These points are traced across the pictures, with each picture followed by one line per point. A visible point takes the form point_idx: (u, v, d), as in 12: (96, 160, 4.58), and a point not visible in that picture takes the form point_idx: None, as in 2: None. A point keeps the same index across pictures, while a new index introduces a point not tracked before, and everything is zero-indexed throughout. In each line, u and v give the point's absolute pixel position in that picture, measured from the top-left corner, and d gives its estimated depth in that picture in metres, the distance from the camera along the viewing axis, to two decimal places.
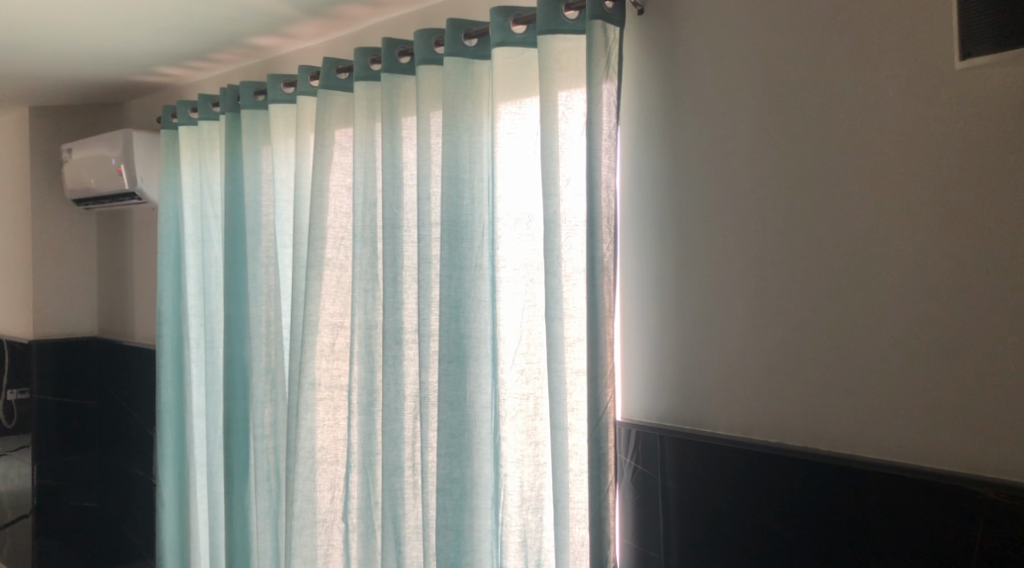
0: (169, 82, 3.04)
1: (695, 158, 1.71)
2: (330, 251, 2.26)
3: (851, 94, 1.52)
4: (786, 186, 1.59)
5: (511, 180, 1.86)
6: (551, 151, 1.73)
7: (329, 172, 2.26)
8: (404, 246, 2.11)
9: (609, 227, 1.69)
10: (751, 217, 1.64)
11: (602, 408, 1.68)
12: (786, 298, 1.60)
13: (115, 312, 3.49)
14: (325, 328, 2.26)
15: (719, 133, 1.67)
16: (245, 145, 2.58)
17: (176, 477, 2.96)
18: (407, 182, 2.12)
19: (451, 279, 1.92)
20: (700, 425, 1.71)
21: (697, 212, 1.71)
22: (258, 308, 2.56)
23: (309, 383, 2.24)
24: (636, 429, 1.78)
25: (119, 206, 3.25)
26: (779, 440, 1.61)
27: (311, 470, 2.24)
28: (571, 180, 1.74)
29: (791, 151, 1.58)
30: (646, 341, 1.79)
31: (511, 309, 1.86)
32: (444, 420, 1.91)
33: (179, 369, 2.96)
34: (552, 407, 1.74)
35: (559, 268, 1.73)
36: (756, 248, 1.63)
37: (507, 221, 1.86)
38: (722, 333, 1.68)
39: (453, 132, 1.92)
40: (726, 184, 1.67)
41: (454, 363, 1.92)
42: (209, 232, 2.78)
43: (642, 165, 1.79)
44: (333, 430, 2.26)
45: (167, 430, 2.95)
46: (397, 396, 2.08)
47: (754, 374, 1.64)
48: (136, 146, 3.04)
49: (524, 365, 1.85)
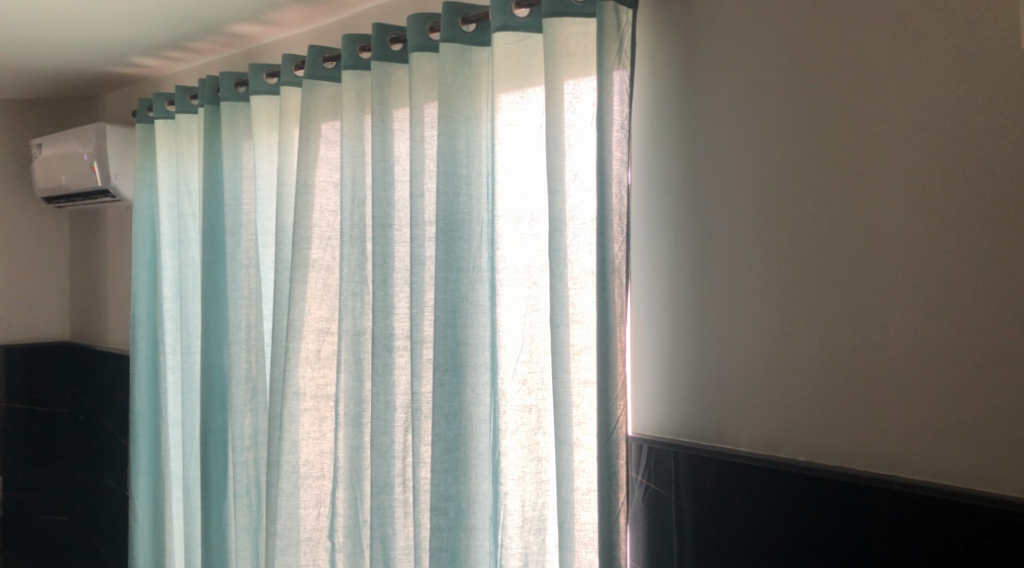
0: (146, 74, 2.89)
1: (714, 152, 1.59)
2: (315, 252, 2.12)
3: (886, 83, 1.41)
4: (817, 181, 1.48)
5: (513, 175, 1.73)
6: (557, 144, 1.61)
7: (315, 167, 2.12)
8: (395, 247, 1.97)
9: (620, 226, 1.56)
10: (775, 217, 1.52)
11: (613, 422, 1.55)
12: (816, 303, 1.48)
13: (88, 316, 3.33)
14: (310, 334, 2.11)
15: (741, 124, 1.55)
16: (225, 139, 2.43)
17: (151, 490, 2.80)
18: (399, 178, 1.98)
19: (447, 282, 1.78)
20: (718, 441, 1.59)
21: (717, 210, 1.59)
22: (238, 312, 2.41)
23: (293, 393, 2.10)
24: (648, 444, 1.65)
25: (92, 205, 3.09)
26: (808, 458, 1.49)
27: (296, 486, 2.09)
28: (579, 175, 1.61)
29: (819, 148, 1.47)
30: (659, 350, 1.67)
31: (512, 315, 1.73)
32: (439, 434, 1.77)
33: (154, 377, 2.81)
34: (557, 420, 1.61)
35: (566, 270, 1.60)
36: (782, 248, 1.52)
37: (508, 219, 1.73)
38: (744, 341, 1.56)
39: (450, 124, 1.79)
40: (748, 179, 1.55)
41: (450, 372, 1.78)
42: (186, 232, 2.63)
43: (654, 159, 1.66)
44: (319, 442, 2.12)
45: (141, 441, 2.79)
46: (387, 407, 1.94)
47: (780, 385, 1.52)
48: (109, 141, 2.88)
49: (526, 375, 1.71)
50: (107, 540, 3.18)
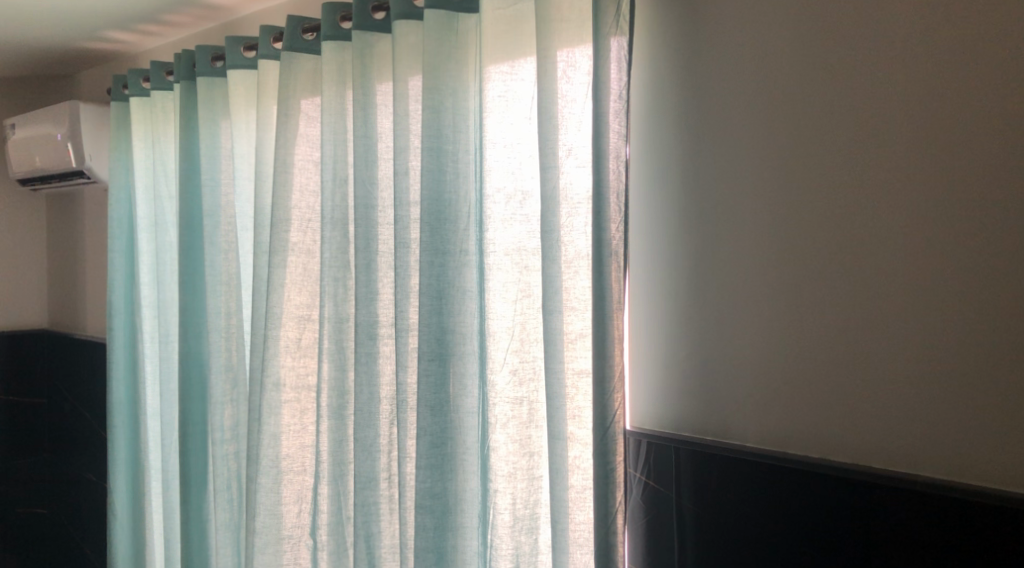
0: (121, 50, 2.76)
1: (720, 125, 1.47)
2: (295, 235, 2.01)
3: (905, 52, 1.30)
4: (830, 158, 1.37)
5: (503, 152, 1.62)
6: (550, 116, 1.50)
7: (296, 146, 2.01)
8: (379, 229, 1.86)
9: (618, 205, 1.45)
10: (784, 196, 1.41)
11: (610, 416, 1.44)
12: (829, 287, 1.38)
13: (66, 303, 3.22)
14: (290, 322, 2.00)
15: (750, 94, 1.44)
16: (202, 116, 2.31)
17: (130, 485, 2.70)
18: (382, 156, 1.87)
19: (432, 266, 1.67)
20: (722, 437, 1.48)
21: (722, 187, 1.48)
22: (216, 299, 2.30)
23: (273, 384, 1.99)
24: (647, 439, 1.55)
25: (68, 187, 2.97)
26: (821, 454, 1.38)
27: (275, 482, 1.98)
28: (574, 149, 1.50)
29: (832, 122, 1.37)
30: (659, 339, 1.56)
31: (502, 301, 1.62)
32: (424, 427, 1.67)
33: (132, 366, 2.70)
34: (550, 414, 1.50)
35: (559, 252, 1.50)
36: (793, 228, 1.41)
37: (498, 199, 1.62)
38: (750, 328, 1.45)
39: (435, 97, 1.68)
40: (757, 154, 1.44)
41: (436, 362, 1.67)
42: (162, 215, 2.51)
43: (655, 134, 1.55)
44: (301, 436, 2.01)
45: (119, 432, 2.69)
46: (371, 399, 1.83)
47: (790, 376, 1.41)
48: (83, 121, 2.76)
49: (517, 365, 1.60)
50: (88, 534, 3.07)
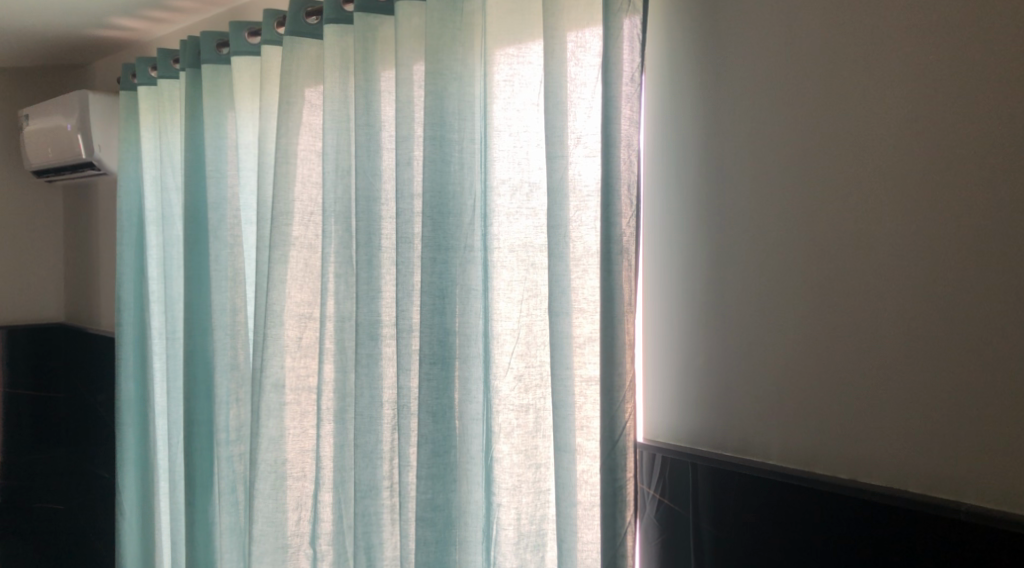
0: (131, 38, 2.69)
1: (742, 111, 1.35)
2: (298, 228, 1.92)
3: (946, 29, 1.16)
4: (863, 147, 1.23)
5: (509, 141, 1.50)
6: (558, 100, 1.38)
7: (298, 135, 1.91)
8: (382, 223, 1.76)
9: (629, 198, 1.32)
10: (811, 188, 1.28)
11: (618, 428, 1.32)
12: (862, 292, 1.24)
13: (82, 296, 3.17)
14: (292, 321, 1.91)
15: (775, 77, 1.31)
16: (206, 104, 2.22)
17: (139, 485, 2.63)
18: (385, 146, 1.76)
19: (435, 263, 1.56)
20: (742, 452, 1.35)
21: (746, 180, 1.35)
22: (222, 295, 2.22)
23: (273, 384, 1.90)
24: (661, 454, 1.43)
25: (81, 179, 2.91)
26: (851, 476, 1.25)
27: (275, 488, 1.90)
28: (583, 137, 1.38)
29: (864, 107, 1.23)
30: (675, 343, 1.43)
31: (507, 301, 1.51)
32: (425, 435, 1.57)
33: (142, 363, 2.64)
34: (556, 424, 1.39)
35: (567, 250, 1.38)
36: (821, 226, 1.27)
37: (503, 191, 1.50)
38: (774, 334, 1.32)
39: (437, 82, 1.57)
40: (782, 142, 1.31)
41: (437, 365, 1.57)
42: (169, 208, 2.44)
43: (672, 121, 1.42)
44: (302, 440, 1.92)
45: (128, 430, 2.62)
46: (372, 403, 1.73)
47: (816, 388, 1.28)
48: (93, 111, 2.70)
49: (523, 371, 1.49)
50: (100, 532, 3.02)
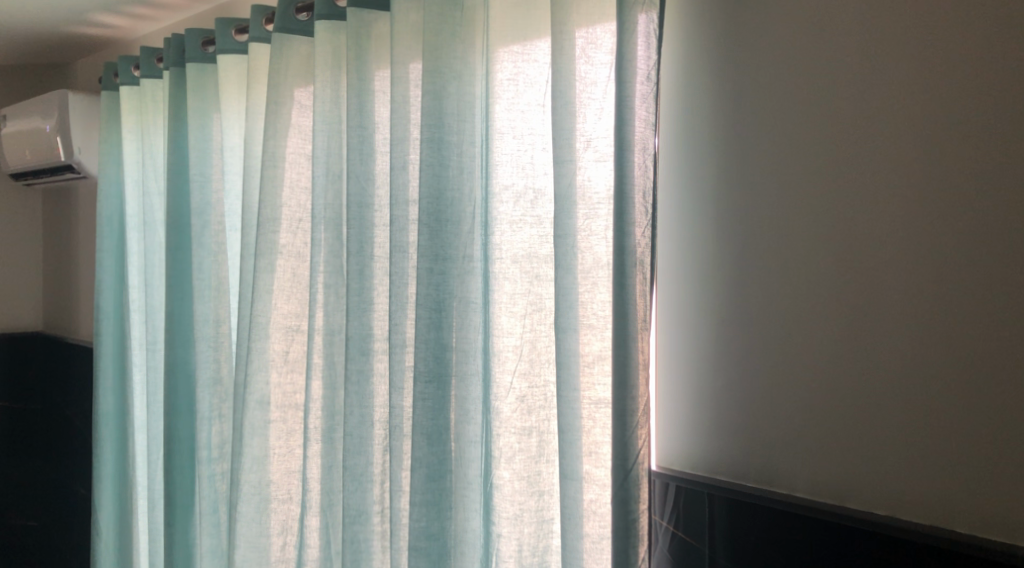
0: (113, 36, 2.59)
1: (766, 114, 1.26)
2: (285, 236, 1.81)
3: (990, 34, 1.09)
4: (897, 156, 1.15)
5: (513, 145, 1.40)
6: (566, 100, 1.28)
7: (286, 136, 1.82)
8: (374, 231, 1.65)
9: (644, 207, 1.22)
10: (843, 199, 1.19)
11: (632, 455, 1.22)
12: (900, 311, 1.15)
13: (60, 305, 3.05)
14: (277, 333, 1.81)
15: (803, 78, 1.22)
16: (190, 105, 2.12)
17: (116, 503, 2.51)
18: (379, 149, 1.66)
19: (432, 274, 1.46)
20: (764, 483, 1.26)
21: (769, 189, 1.25)
22: (205, 305, 2.11)
23: (257, 402, 1.79)
24: (675, 482, 1.33)
25: (60, 182, 2.80)
26: (889, 511, 1.15)
27: (259, 511, 1.78)
28: (594, 140, 1.28)
29: (900, 115, 1.15)
30: (691, 364, 1.33)
31: (509, 315, 1.40)
32: (419, 458, 1.46)
33: (120, 376, 2.52)
34: (563, 450, 1.28)
35: (576, 261, 1.28)
36: (854, 239, 1.18)
37: (506, 198, 1.41)
38: (800, 354, 1.23)
39: (436, 81, 1.47)
40: (811, 148, 1.22)
41: (433, 384, 1.47)
42: (150, 213, 2.32)
43: (690, 125, 1.33)
44: (287, 460, 1.81)
45: (105, 446, 2.50)
46: (362, 422, 1.63)
47: (847, 414, 1.19)
48: (73, 112, 2.59)
49: (525, 391, 1.39)
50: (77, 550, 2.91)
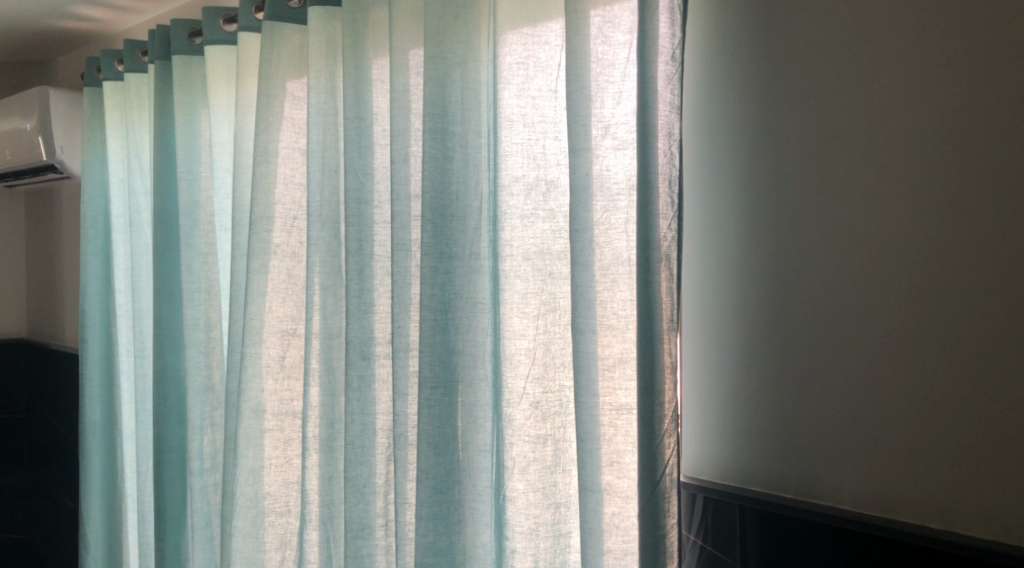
0: (95, 30, 2.48)
1: (799, 100, 1.18)
2: (279, 235, 1.72)
3: None
4: (939, 140, 1.08)
5: (523, 134, 1.31)
6: (582, 85, 1.19)
7: (279, 130, 1.72)
8: (374, 228, 1.56)
9: (670, 196, 1.14)
10: (883, 188, 1.12)
11: (659, 465, 1.13)
12: (953, 308, 1.07)
13: (46, 310, 2.95)
14: (272, 338, 1.71)
15: (840, 58, 1.15)
16: (176, 99, 2.02)
17: (105, 516, 2.41)
18: (378, 141, 1.57)
19: (436, 273, 1.38)
20: (801, 492, 1.18)
21: (805, 180, 1.18)
22: (195, 309, 2.01)
23: (252, 410, 1.70)
24: (704, 494, 1.26)
25: (43, 183, 2.70)
26: (948, 524, 1.07)
27: (255, 525, 1.69)
28: (612, 127, 1.20)
29: (942, 96, 1.08)
30: (724, 367, 1.25)
31: (521, 316, 1.31)
32: (425, 470, 1.38)
33: (108, 384, 2.42)
34: (582, 460, 1.20)
35: (594, 258, 1.19)
36: (900, 232, 1.10)
37: (516, 190, 1.32)
38: (841, 356, 1.15)
39: (439, 68, 1.39)
40: (848, 134, 1.14)
41: (440, 390, 1.38)
42: (137, 214, 2.23)
43: (719, 113, 1.25)
44: (284, 471, 1.71)
45: (93, 457, 2.40)
46: (364, 431, 1.53)
47: (896, 419, 1.11)
48: (54, 109, 2.48)
49: (540, 397, 1.30)
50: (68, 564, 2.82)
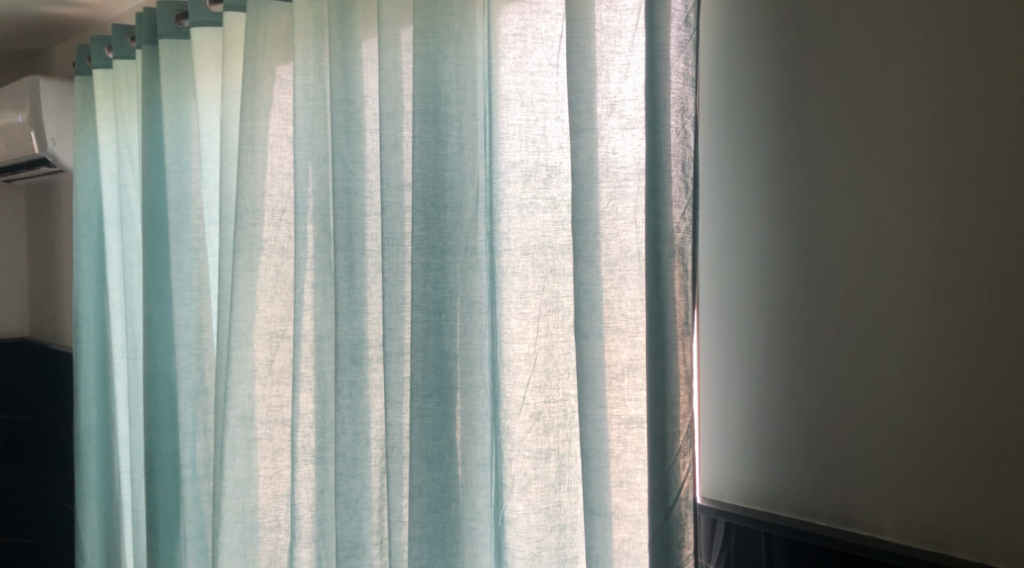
0: (88, 17, 2.38)
1: (826, 75, 1.04)
2: (267, 229, 1.60)
3: None
4: (993, 119, 0.93)
5: (521, 114, 1.18)
6: (584, 56, 1.06)
7: (267, 116, 1.60)
8: (366, 220, 1.43)
9: (681, 180, 1.01)
10: (926, 176, 0.97)
11: (672, 486, 1.00)
12: (1010, 314, 0.93)
13: (47, 309, 2.88)
14: (261, 340, 1.60)
15: (872, 27, 1.01)
16: (163, 85, 1.91)
17: (102, 524, 2.30)
18: (368, 126, 1.44)
19: (428, 271, 1.25)
20: (832, 520, 1.05)
21: (834, 165, 1.04)
22: (186, 308, 1.90)
23: (239, 416, 1.58)
24: (724, 518, 1.13)
25: (39, 176, 2.60)
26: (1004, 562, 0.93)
27: (243, 541, 1.57)
28: (619, 103, 1.06)
29: (995, 67, 0.93)
30: (745, 377, 1.12)
31: (520, 318, 1.18)
32: (418, 486, 1.25)
33: (103, 386, 2.32)
34: (587, 479, 1.07)
35: (599, 252, 1.06)
36: (945, 224, 0.96)
37: (514, 177, 1.18)
38: (879, 366, 1.01)
39: (430, 44, 1.26)
40: (886, 114, 1.00)
41: (434, 398, 1.25)
42: (128, 207, 2.12)
43: (740, 94, 1.12)
44: (274, 483, 1.60)
45: (88, 462, 2.29)
46: (355, 442, 1.41)
47: (942, 438, 0.97)
48: (46, 99, 2.38)
49: (541, 407, 1.17)
50: None
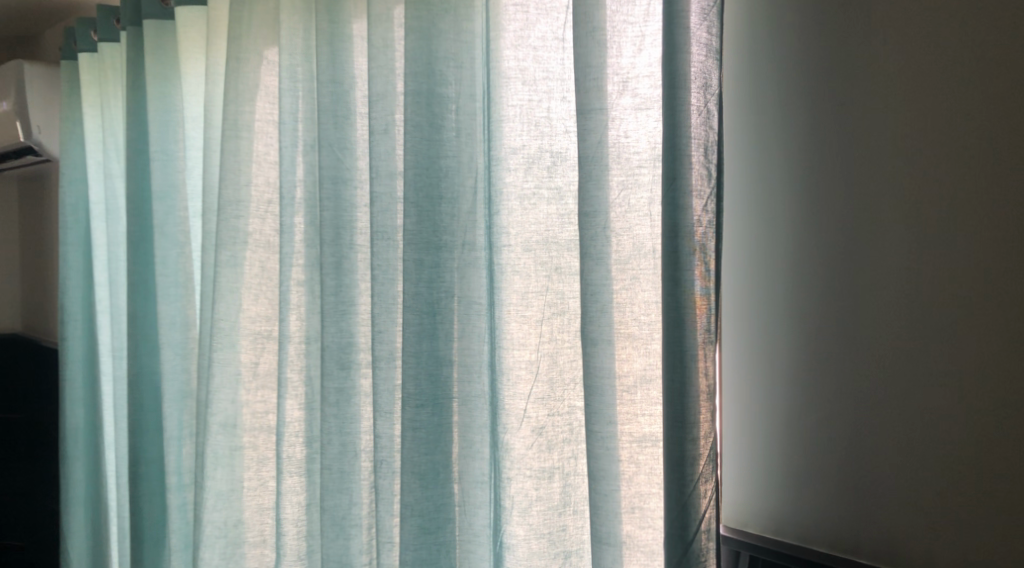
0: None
1: (859, 79, 0.97)
2: (252, 221, 1.49)
3: None
4: None
5: (523, 94, 1.06)
6: (593, 27, 0.94)
7: (253, 100, 1.49)
8: (355, 212, 1.32)
9: (704, 169, 0.89)
10: (976, 189, 0.91)
11: (694, 516, 0.88)
12: None
13: (39, 304, 2.79)
14: (245, 341, 1.48)
15: (913, 27, 0.94)
16: (148, 70, 1.80)
17: (88, 531, 2.20)
18: (358, 110, 1.32)
19: (421, 269, 1.13)
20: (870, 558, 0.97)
21: (872, 177, 0.97)
22: (170, 306, 1.78)
23: (221, 423, 1.47)
24: (750, 552, 1.05)
25: (26, 166, 2.50)
26: None
27: (226, 557, 1.47)
28: (632, 80, 0.94)
29: None
30: (773, 405, 1.05)
31: (521, 321, 1.06)
32: (410, 506, 1.13)
33: (91, 386, 2.21)
34: (594, 505, 0.94)
35: (609, 250, 0.94)
36: (991, 242, 0.90)
37: (515, 166, 1.06)
38: (920, 393, 0.94)
39: (423, 18, 1.14)
40: (931, 122, 0.93)
41: (427, 409, 1.14)
42: (113, 199, 2.01)
43: (766, 101, 1.04)
44: (259, 495, 1.49)
45: (74, 465, 2.19)
46: (343, 454, 1.30)
47: (991, 466, 0.90)
48: (31, 85, 2.28)
49: (545, 421, 1.05)
50: None
